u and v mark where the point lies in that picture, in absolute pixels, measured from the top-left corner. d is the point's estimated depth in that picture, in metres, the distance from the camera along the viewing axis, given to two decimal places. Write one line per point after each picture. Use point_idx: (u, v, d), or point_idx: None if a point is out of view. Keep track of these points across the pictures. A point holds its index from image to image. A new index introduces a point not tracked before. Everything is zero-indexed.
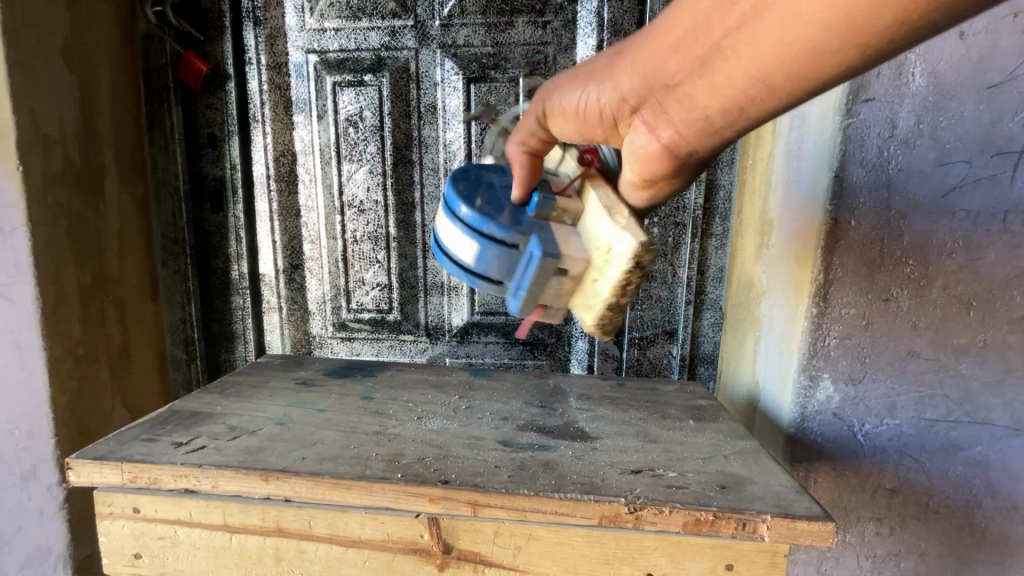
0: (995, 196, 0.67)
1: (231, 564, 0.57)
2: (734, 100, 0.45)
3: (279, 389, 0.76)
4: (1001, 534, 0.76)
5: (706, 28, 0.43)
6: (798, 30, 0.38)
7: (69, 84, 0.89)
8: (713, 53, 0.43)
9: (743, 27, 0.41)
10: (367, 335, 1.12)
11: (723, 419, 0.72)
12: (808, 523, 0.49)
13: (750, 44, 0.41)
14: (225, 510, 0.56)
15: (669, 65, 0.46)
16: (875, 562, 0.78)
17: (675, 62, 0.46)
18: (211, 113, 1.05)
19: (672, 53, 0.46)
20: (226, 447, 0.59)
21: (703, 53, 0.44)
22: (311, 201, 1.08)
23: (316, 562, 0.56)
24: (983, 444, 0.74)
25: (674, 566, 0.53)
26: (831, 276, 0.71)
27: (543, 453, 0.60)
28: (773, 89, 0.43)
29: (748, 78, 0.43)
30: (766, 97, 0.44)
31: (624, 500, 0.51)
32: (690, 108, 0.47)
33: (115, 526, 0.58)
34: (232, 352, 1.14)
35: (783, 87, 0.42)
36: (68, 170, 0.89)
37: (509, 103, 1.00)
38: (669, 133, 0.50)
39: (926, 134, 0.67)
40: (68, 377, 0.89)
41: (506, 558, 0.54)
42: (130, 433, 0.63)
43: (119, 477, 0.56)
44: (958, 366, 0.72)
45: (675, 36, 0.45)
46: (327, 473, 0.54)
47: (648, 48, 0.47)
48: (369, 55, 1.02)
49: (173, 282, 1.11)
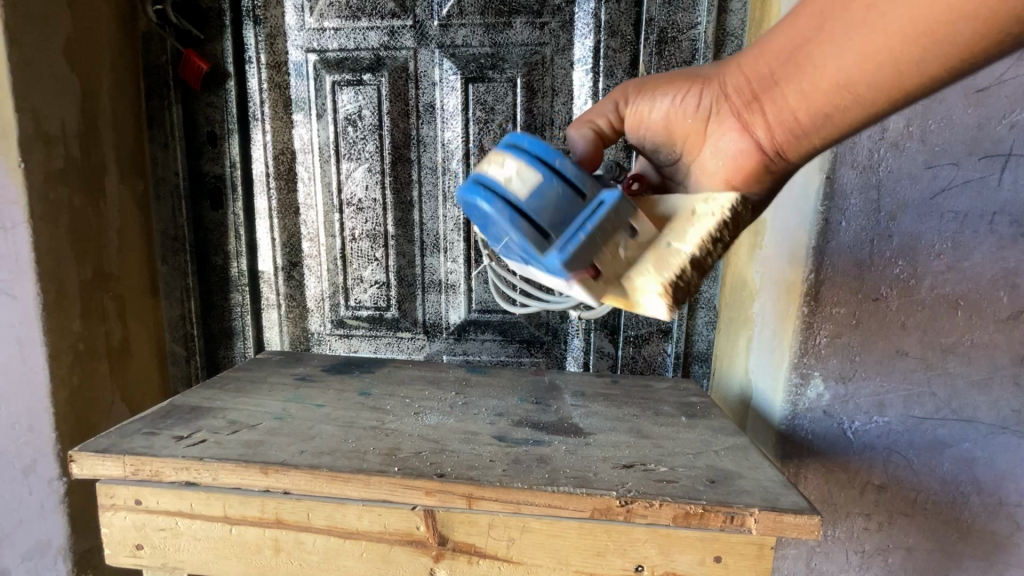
0: (982, 198, 0.69)
1: (231, 554, 0.59)
2: (824, 99, 0.48)
3: (278, 385, 0.77)
4: (988, 530, 0.77)
5: (803, 33, 0.47)
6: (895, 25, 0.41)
7: (70, 82, 0.90)
8: (804, 54, 0.48)
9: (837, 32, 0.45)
10: (365, 332, 1.13)
11: (715, 415, 0.73)
12: (794, 516, 0.50)
13: (843, 41, 0.44)
14: (226, 502, 0.57)
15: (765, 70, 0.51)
16: (863, 557, 0.80)
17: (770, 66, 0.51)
18: (211, 111, 1.06)
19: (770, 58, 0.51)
20: (226, 440, 0.60)
21: (795, 54, 0.48)
22: (310, 199, 1.09)
23: (314, 553, 0.57)
24: (969, 442, 0.75)
25: (663, 557, 0.54)
26: (822, 276, 0.72)
27: (537, 447, 0.61)
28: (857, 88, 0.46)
29: (840, 78, 0.46)
30: (851, 97, 0.47)
31: (616, 493, 0.52)
32: (779, 110, 0.51)
33: (117, 517, 0.59)
34: (231, 348, 1.15)
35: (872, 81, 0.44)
36: (69, 167, 0.90)
37: (506, 103, 1.01)
38: (760, 133, 0.54)
39: (915, 137, 0.68)
40: (69, 372, 0.90)
41: (500, 550, 0.55)
42: (132, 427, 0.64)
43: (121, 469, 0.57)
44: (946, 364, 0.73)
45: (777, 41, 0.50)
46: (325, 466, 0.55)
47: (748, 56, 0.53)
48: (368, 54, 1.03)
49: (173, 278, 1.11)
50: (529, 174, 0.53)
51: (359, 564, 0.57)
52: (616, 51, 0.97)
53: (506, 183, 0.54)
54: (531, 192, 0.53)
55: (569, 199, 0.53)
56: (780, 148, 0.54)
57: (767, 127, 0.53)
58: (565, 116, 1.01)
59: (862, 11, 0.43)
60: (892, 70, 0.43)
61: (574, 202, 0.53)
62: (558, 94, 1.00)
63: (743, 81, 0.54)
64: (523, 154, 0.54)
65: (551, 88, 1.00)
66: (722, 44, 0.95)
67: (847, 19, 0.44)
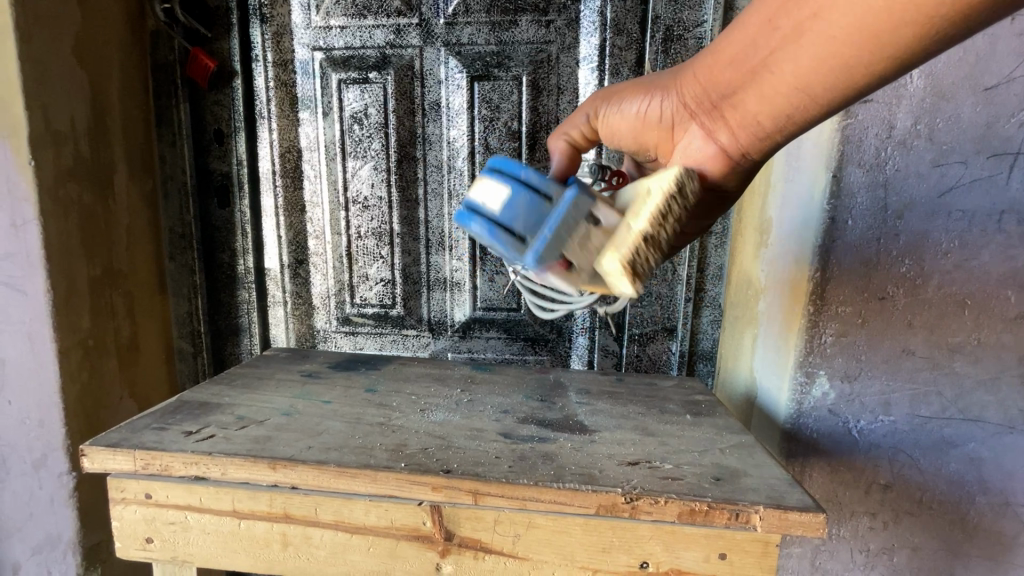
0: (990, 196, 0.68)
1: (239, 548, 0.59)
2: (783, 103, 0.50)
3: (285, 381, 0.78)
4: (994, 530, 0.77)
5: (755, 47, 0.49)
6: (844, 36, 0.43)
7: (79, 80, 0.90)
8: (759, 69, 0.49)
9: (788, 45, 0.46)
10: (371, 330, 1.14)
11: (720, 414, 0.73)
12: (800, 513, 0.50)
13: (794, 54, 0.46)
14: (234, 496, 0.58)
15: (724, 82, 0.53)
16: (868, 556, 0.79)
17: (729, 79, 0.53)
18: (218, 109, 1.07)
19: (726, 71, 0.52)
20: (234, 436, 0.61)
21: (752, 67, 0.50)
22: (316, 197, 1.09)
23: (322, 547, 0.58)
24: (976, 441, 0.75)
25: (669, 554, 0.54)
26: (828, 275, 0.72)
27: (542, 444, 0.61)
28: (813, 94, 0.48)
29: (797, 84, 0.48)
30: (808, 102, 0.49)
31: (621, 490, 0.52)
32: (741, 116, 0.54)
33: (127, 511, 0.60)
34: (238, 345, 1.16)
35: (826, 89, 0.47)
36: (79, 165, 0.91)
37: (512, 101, 1.01)
38: (724, 138, 0.56)
39: (923, 136, 0.68)
40: (78, 368, 0.91)
41: (506, 546, 0.56)
42: (142, 422, 0.64)
43: (132, 463, 0.58)
44: (953, 363, 0.73)
45: (732, 52, 0.51)
46: (333, 462, 0.55)
47: (706, 68, 0.55)
48: (374, 53, 1.03)
49: (180, 275, 1.12)
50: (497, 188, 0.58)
51: (365, 558, 0.58)
52: (622, 49, 0.97)
53: (482, 201, 0.59)
54: (503, 205, 0.58)
55: (536, 207, 0.57)
56: (743, 149, 0.56)
57: (728, 134, 0.56)
58: (570, 114, 1.01)
59: (800, 30, 0.45)
60: (847, 75, 0.45)
61: (542, 208, 0.57)
62: (564, 93, 1.01)
63: (705, 91, 0.56)
64: (492, 174, 0.60)
65: (557, 86, 1.00)
66: None
67: (788, 37, 0.46)
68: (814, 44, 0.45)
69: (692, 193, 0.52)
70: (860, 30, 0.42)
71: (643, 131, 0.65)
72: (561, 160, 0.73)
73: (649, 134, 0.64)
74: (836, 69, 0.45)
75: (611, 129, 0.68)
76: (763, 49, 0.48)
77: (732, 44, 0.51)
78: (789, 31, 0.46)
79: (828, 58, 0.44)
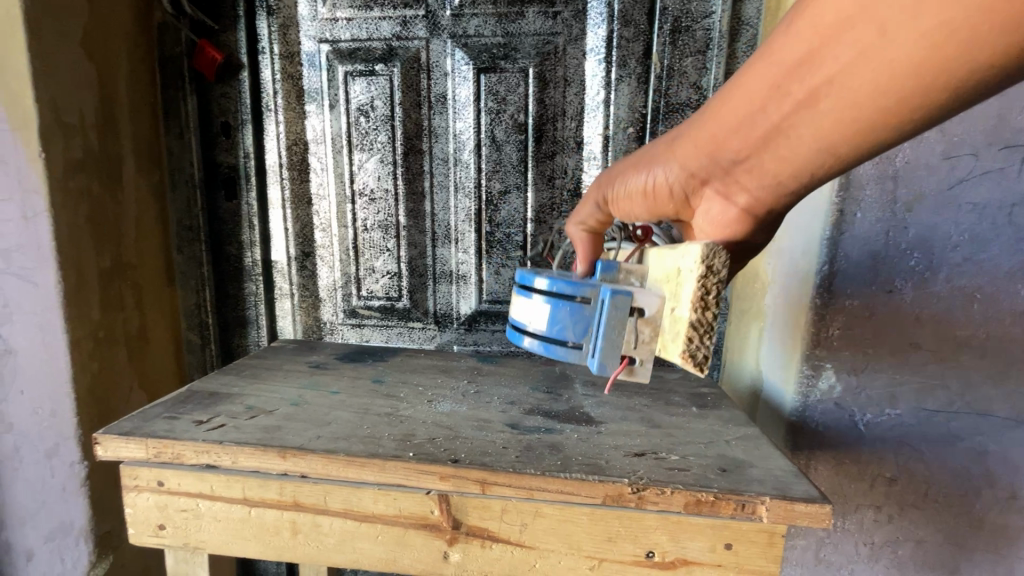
0: (1001, 189, 0.68)
1: (250, 535, 0.60)
2: (801, 163, 0.45)
3: (293, 372, 0.79)
4: (999, 524, 0.77)
5: (761, 115, 0.44)
6: (865, 100, 0.38)
7: (87, 72, 0.91)
8: (770, 134, 0.45)
9: (804, 110, 0.41)
10: (377, 322, 1.14)
11: (726, 406, 0.73)
12: (805, 504, 0.50)
13: (812, 120, 0.41)
14: (245, 484, 0.59)
15: (728, 148, 0.48)
16: (872, 548, 0.80)
17: (733, 146, 0.48)
18: (225, 102, 1.07)
19: (729, 139, 0.48)
20: (244, 425, 0.62)
21: (760, 135, 0.45)
22: (323, 189, 1.10)
23: (330, 535, 0.59)
24: (982, 435, 0.74)
25: (674, 544, 0.55)
26: (836, 268, 0.72)
27: (549, 435, 0.62)
28: (834, 154, 0.43)
29: (817, 148, 0.43)
30: (828, 160, 0.44)
31: (627, 480, 0.53)
32: (755, 176, 0.49)
33: (141, 498, 0.61)
34: (245, 337, 1.17)
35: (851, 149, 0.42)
36: (88, 157, 0.91)
37: (518, 93, 1.01)
38: (742, 199, 0.52)
39: (933, 127, 0.67)
40: (89, 359, 0.92)
41: (513, 534, 0.56)
42: (153, 411, 0.65)
43: (144, 452, 0.59)
44: (960, 357, 0.73)
45: (731, 121, 0.46)
46: (342, 451, 0.56)
47: (702, 136, 0.50)
48: (381, 45, 1.03)
49: (188, 268, 1.13)
50: (537, 305, 0.60)
51: (374, 546, 0.59)
52: (629, 40, 0.97)
53: (527, 321, 0.61)
54: (547, 323, 0.58)
55: (576, 313, 0.55)
56: (763, 207, 0.52)
57: (747, 195, 0.51)
58: (577, 106, 1.01)
59: (814, 99, 0.40)
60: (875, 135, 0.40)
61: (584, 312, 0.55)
62: (571, 85, 1.00)
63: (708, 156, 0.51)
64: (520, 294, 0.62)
65: (564, 78, 1.00)
66: (737, 33, 0.94)
67: (801, 104, 0.41)
68: (831, 111, 0.40)
69: (724, 268, 0.46)
70: (886, 93, 0.37)
71: (657, 204, 0.60)
72: (585, 246, 0.73)
73: (665, 206, 0.60)
74: (860, 131, 0.40)
75: (625, 209, 0.66)
76: (772, 116, 0.43)
77: (732, 110, 0.46)
78: (804, 94, 0.41)
79: (848, 121, 0.40)
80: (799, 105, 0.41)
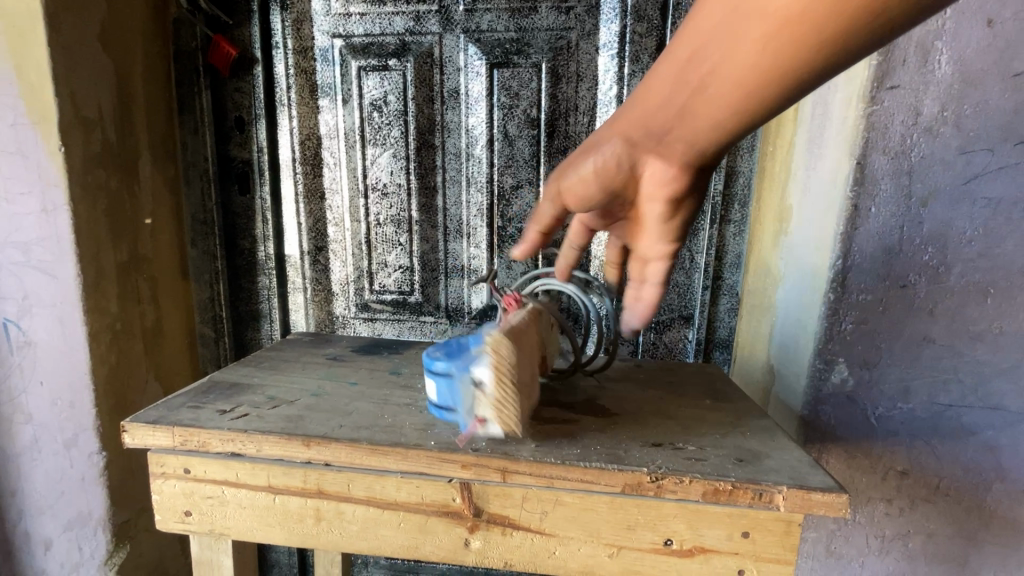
0: (1016, 184, 0.68)
1: (274, 522, 0.61)
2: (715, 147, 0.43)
3: (311, 364, 0.80)
4: (1009, 517, 0.77)
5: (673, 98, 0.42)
6: (756, 76, 0.37)
7: (105, 67, 0.92)
8: (682, 116, 0.42)
9: (705, 89, 0.40)
10: (389, 316, 1.15)
11: (740, 399, 0.74)
12: (823, 494, 0.51)
13: (716, 99, 0.40)
14: (269, 472, 0.60)
15: (650, 136, 0.45)
16: (883, 541, 0.80)
17: (653, 132, 0.44)
18: (239, 97, 1.08)
19: (651, 126, 0.44)
20: (267, 414, 0.63)
21: (675, 117, 0.42)
22: (335, 184, 1.10)
23: (353, 522, 0.60)
24: (994, 429, 0.75)
25: (692, 532, 0.56)
26: (849, 263, 0.72)
27: (567, 425, 0.62)
28: (739, 132, 0.42)
29: (723, 130, 0.41)
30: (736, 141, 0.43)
31: (647, 469, 0.53)
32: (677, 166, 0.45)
33: (167, 485, 0.62)
34: (259, 330, 1.18)
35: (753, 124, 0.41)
36: (106, 152, 0.92)
37: (531, 88, 1.01)
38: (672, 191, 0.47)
39: (949, 122, 0.67)
40: (107, 351, 0.93)
41: (533, 522, 0.57)
42: (177, 400, 0.66)
43: (171, 440, 0.60)
44: (973, 351, 0.73)
45: (648, 107, 0.43)
46: (365, 440, 0.57)
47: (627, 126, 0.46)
48: (394, 40, 1.04)
49: (203, 262, 1.14)
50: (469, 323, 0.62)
51: (395, 533, 0.60)
52: (642, 36, 0.97)
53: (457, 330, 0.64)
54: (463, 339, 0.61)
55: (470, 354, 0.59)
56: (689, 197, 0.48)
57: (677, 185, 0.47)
58: (589, 101, 1.01)
59: (711, 77, 0.39)
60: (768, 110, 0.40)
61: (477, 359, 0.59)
62: (583, 80, 1.00)
63: (634, 150, 0.46)
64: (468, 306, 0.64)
65: (576, 74, 1.00)
66: None
67: (702, 82, 0.39)
68: (724, 90, 0.39)
69: (500, 342, 0.56)
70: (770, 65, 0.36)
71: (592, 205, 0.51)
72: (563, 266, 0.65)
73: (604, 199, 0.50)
74: (757, 107, 0.39)
75: (552, 221, 0.55)
76: (681, 98, 0.41)
77: (649, 95, 0.43)
78: (701, 74, 0.39)
79: (742, 98, 0.39)
80: (697, 88, 0.40)
